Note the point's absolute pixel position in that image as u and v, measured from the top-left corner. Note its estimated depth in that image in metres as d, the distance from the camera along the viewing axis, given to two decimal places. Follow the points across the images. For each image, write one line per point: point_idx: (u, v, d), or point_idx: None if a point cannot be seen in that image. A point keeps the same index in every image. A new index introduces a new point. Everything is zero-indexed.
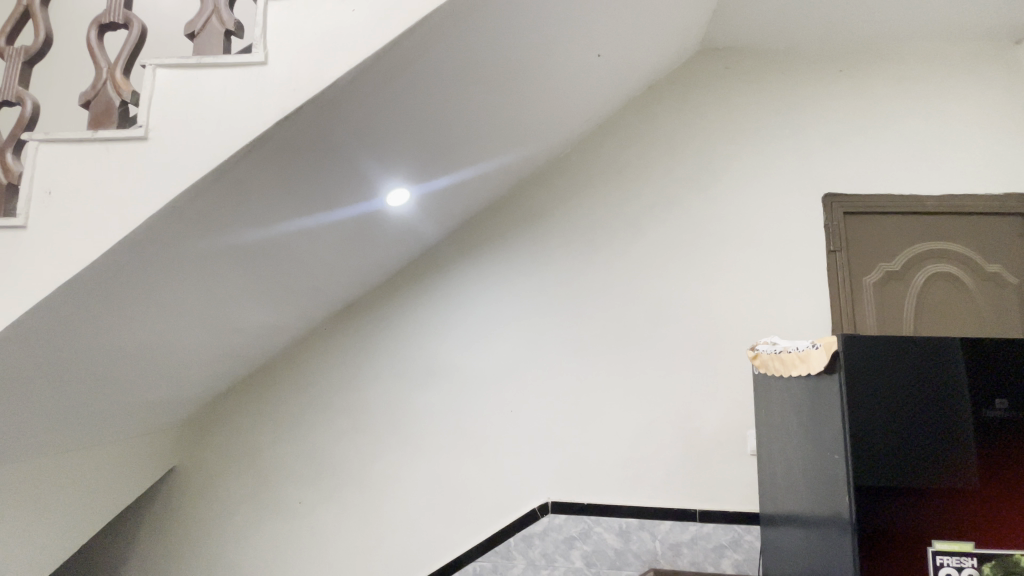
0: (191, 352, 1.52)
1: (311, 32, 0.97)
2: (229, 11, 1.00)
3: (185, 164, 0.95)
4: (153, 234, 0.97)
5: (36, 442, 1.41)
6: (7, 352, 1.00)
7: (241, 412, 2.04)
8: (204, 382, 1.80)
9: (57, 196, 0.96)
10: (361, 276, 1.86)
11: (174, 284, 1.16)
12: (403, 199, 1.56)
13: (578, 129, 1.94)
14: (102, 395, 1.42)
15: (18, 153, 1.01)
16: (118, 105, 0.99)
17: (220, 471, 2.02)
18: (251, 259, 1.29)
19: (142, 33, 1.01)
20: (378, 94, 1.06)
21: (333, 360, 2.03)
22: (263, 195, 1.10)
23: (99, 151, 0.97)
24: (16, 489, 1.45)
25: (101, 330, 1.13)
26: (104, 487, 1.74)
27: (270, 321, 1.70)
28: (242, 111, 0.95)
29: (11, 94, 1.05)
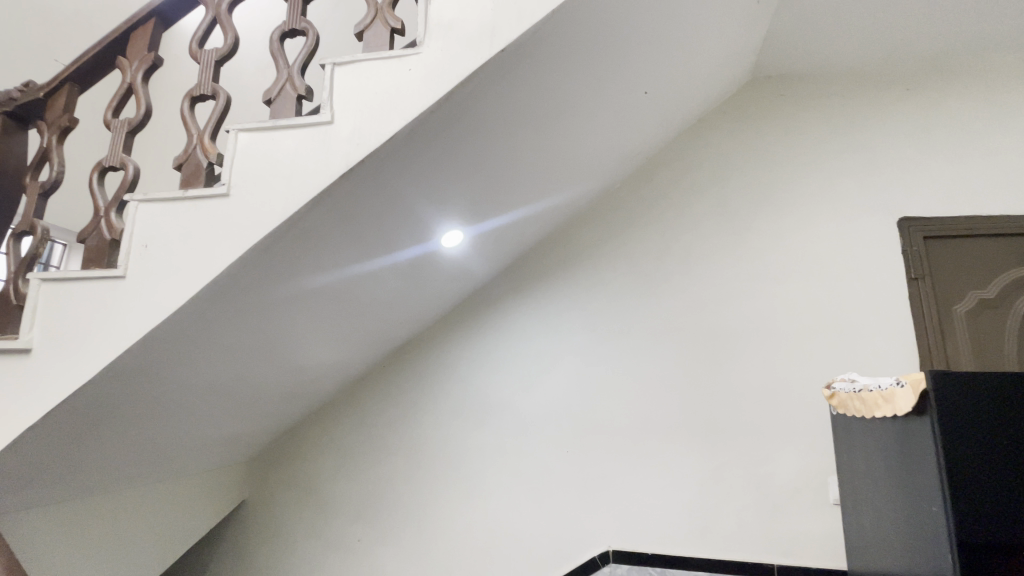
0: (261, 390, 1.61)
1: (372, 92, 1.04)
2: (301, 78, 1.10)
3: (261, 216, 1.02)
4: (231, 280, 1.06)
5: (125, 472, 1.52)
6: (104, 391, 1.09)
7: (305, 449, 2.12)
8: (271, 419, 1.89)
9: (150, 250, 1.06)
10: (416, 315, 1.92)
11: (248, 325, 1.24)
12: (457, 240, 1.61)
13: (627, 164, 1.94)
14: (181, 432, 1.52)
15: (121, 212, 1.13)
16: (205, 166, 1.10)
17: (287, 505, 2.09)
18: (318, 302, 1.37)
19: (226, 102, 1.13)
20: (433, 143, 1.12)
21: (392, 398, 2.08)
22: (329, 241, 1.17)
23: (188, 208, 1.06)
24: (108, 518, 1.57)
25: (183, 369, 1.22)
26: (183, 518, 1.85)
27: (333, 359, 1.77)
28: (312, 167, 1.03)
29: (116, 160, 1.18)
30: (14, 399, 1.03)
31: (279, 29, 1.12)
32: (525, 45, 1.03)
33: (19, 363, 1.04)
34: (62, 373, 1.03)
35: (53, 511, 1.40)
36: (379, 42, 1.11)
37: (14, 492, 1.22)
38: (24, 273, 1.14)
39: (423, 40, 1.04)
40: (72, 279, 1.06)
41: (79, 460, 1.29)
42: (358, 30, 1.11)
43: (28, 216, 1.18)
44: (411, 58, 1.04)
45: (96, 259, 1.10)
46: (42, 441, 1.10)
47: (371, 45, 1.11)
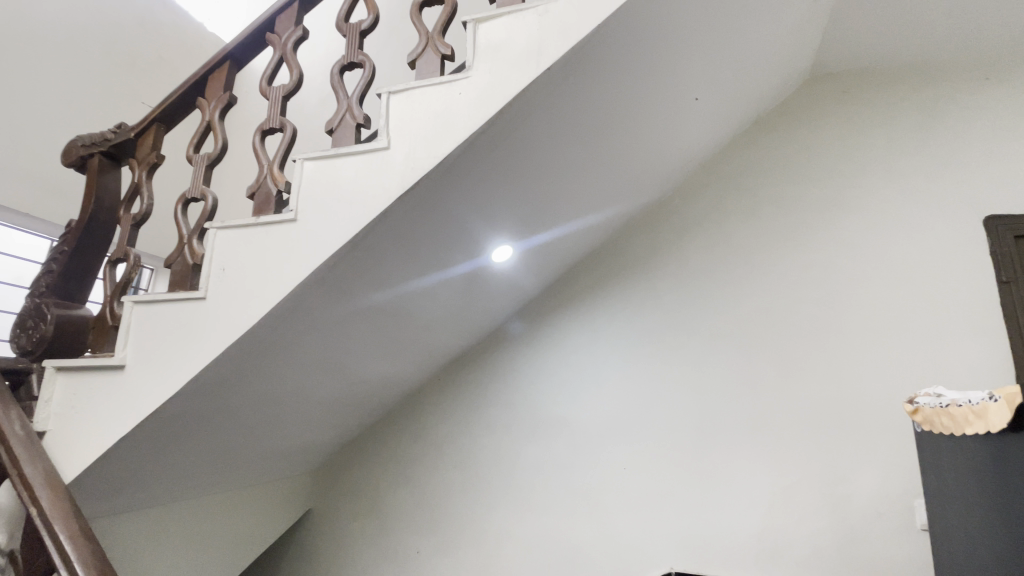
0: (325, 403, 1.68)
1: (425, 117, 1.08)
2: (359, 107, 1.17)
3: (326, 239, 1.09)
4: (299, 299, 1.12)
5: (205, 480, 1.63)
6: (189, 403, 1.19)
7: (364, 461, 2.20)
8: (334, 432, 1.98)
9: (227, 273, 1.14)
10: (469, 329, 1.95)
11: (314, 341, 1.31)
12: (508, 255, 1.64)
13: (679, 172, 1.91)
14: (253, 444, 1.62)
15: (201, 239, 1.23)
16: (275, 194, 1.18)
17: (349, 515, 2.16)
18: (377, 318, 1.43)
19: (293, 133, 1.21)
20: (483, 161, 1.15)
21: (447, 411, 2.12)
22: (387, 260, 1.22)
23: (260, 233, 1.14)
24: (189, 521, 1.69)
25: (256, 383, 1.31)
26: (256, 524, 1.96)
27: (390, 374, 1.83)
28: (371, 190, 1.08)
29: (197, 191, 1.29)
30: (111, 411, 1.14)
31: (339, 63, 1.19)
32: (572, 61, 1.05)
33: (115, 377, 1.15)
34: (151, 387, 1.13)
35: (143, 514, 1.53)
36: (431, 70, 1.16)
37: (111, 497, 1.33)
38: (119, 296, 1.26)
39: (472, 64, 1.08)
40: (159, 302, 1.16)
41: (166, 467, 1.40)
42: (411, 59, 1.17)
43: (122, 245, 1.31)
44: (461, 83, 1.07)
45: (180, 281, 1.21)
46: (135, 449, 1.21)
47: (424, 73, 1.16)
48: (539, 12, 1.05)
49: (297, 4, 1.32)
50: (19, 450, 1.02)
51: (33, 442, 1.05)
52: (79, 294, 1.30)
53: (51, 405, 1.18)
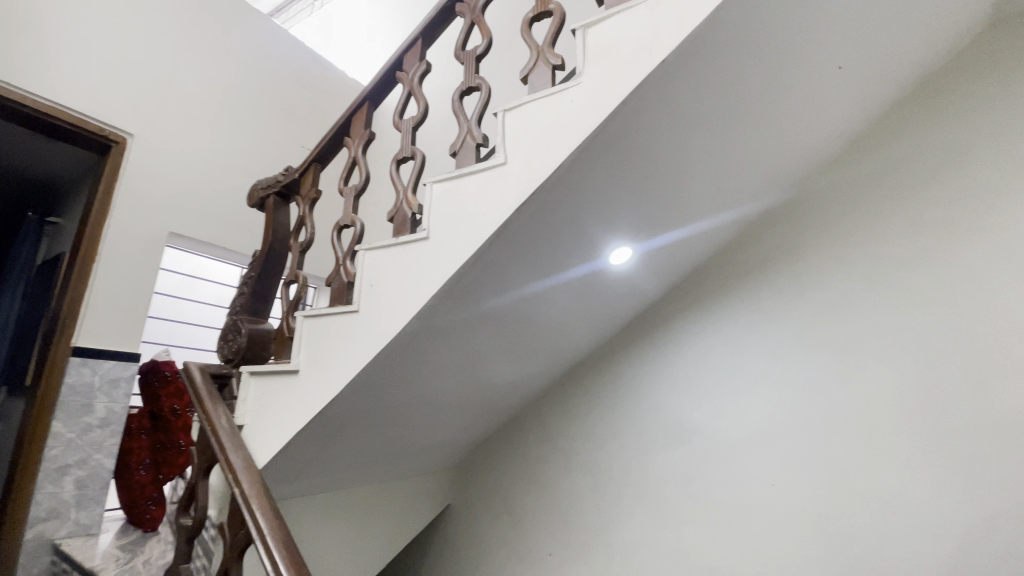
0: (460, 405, 1.81)
1: (539, 128, 1.12)
2: (479, 128, 1.25)
3: (455, 252, 1.18)
4: (433, 308, 1.23)
5: (363, 472, 1.86)
6: (349, 403, 1.36)
7: (496, 461, 2.32)
8: (467, 433, 2.11)
9: (374, 289, 1.30)
10: (591, 332, 1.95)
11: (447, 346, 1.42)
12: (627, 256, 1.61)
13: (820, 153, 1.71)
14: (400, 442, 1.80)
15: (353, 260, 1.41)
16: (410, 216, 1.32)
17: (485, 511, 2.29)
18: (502, 323, 1.50)
19: (422, 159, 1.33)
20: (600, 165, 1.15)
21: (573, 415, 2.15)
22: (509, 266, 1.28)
23: (398, 252, 1.28)
24: (353, 506, 1.93)
25: (400, 385, 1.45)
26: (404, 513, 2.17)
27: (517, 378, 1.90)
28: (492, 205, 1.15)
29: (347, 219, 1.48)
30: (290, 409, 1.35)
31: (458, 89, 1.28)
32: (688, 49, 1.01)
33: (291, 380, 1.37)
34: (319, 389, 1.32)
35: (317, 497, 1.79)
36: (543, 81, 1.20)
37: (292, 482, 1.59)
38: (293, 312, 1.51)
39: (584, 69, 1.09)
40: (323, 316, 1.36)
41: (334, 458, 1.62)
42: (523, 75, 1.22)
43: (293, 269, 1.55)
44: (572, 89, 1.09)
45: (338, 297, 1.40)
46: (308, 442, 1.42)
47: (536, 86, 1.20)
48: (649, 5, 1.03)
49: (420, 42, 1.45)
50: (226, 439, 1.26)
51: (235, 433, 1.29)
52: (263, 312, 1.57)
53: (246, 403, 1.44)
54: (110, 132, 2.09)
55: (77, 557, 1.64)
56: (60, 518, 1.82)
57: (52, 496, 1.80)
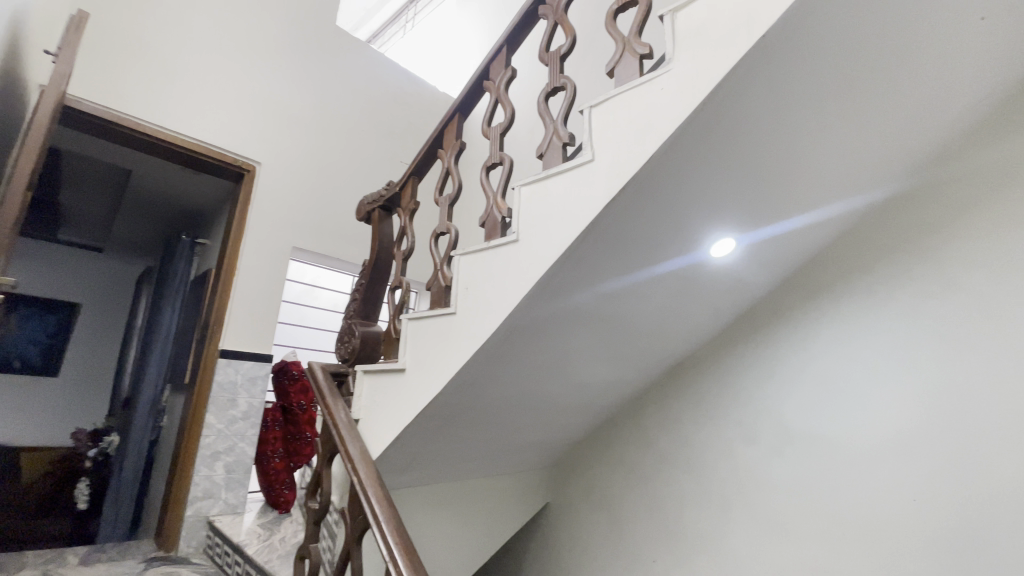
0: (557, 403, 1.83)
1: (627, 122, 1.11)
2: (565, 127, 1.27)
3: (545, 253, 1.20)
4: (527, 308, 1.26)
5: (466, 467, 1.95)
6: (452, 400, 1.45)
7: (594, 462, 2.31)
8: (564, 431, 2.13)
9: (469, 292, 1.37)
10: (690, 329, 1.87)
11: (541, 344, 1.45)
12: (729, 247, 1.52)
13: (960, 119, 1.48)
14: (500, 438, 1.87)
15: (449, 265, 1.50)
16: (500, 220, 1.37)
17: (584, 512, 2.29)
18: (595, 321, 1.49)
19: (510, 164, 1.38)
20: (695, 154, 1.11)
21: (673, 416, 2.08)
22: (602, 263, 1.28)
23: (491, 256, 1.33)
24: (459, 499, 2.03)
25: (498, 383, 1.51)
26: (505, 509, 2.24)
27: (612, 377, 1.88)
28: (581, 204, 1.15)
29: (442, 226, 1.56)
30: (398, 404, 1.47)
31: (543, 91, 1.30)
32: (789, 22, 0.94)
33: (399, 378, 1.48)
34: (424, 386, 1.41)
35: (427, 488, 1.92)
36: (630, 73, 1.18)
37: (403, 473, 1.72)
38: (398, 315, 1.63)
39: (674, 55, 1.06)
40: (425, 317, 1.46)
41: (439, 452, 1.72)
42: (609, 69, 1.21)
43: (397, 276, 1.68)
44: (662, 78, 1.06)
45: (437, 300, 1.49)
46: (416, 436, 1.53)
47: (622, 79, 1.19)
48: None
49: (505, 50, 1.50)
50: (344, 431, 1.40)
51: (352, 426, 1.43)
52: (373, 315, 1.72)
53: (361, 399, 1.58)
54: (243, 162, 2.42)
55: (227, 532, 1.91)
56: (213, 497, 2.12)
57: (206, 478, 2.11)
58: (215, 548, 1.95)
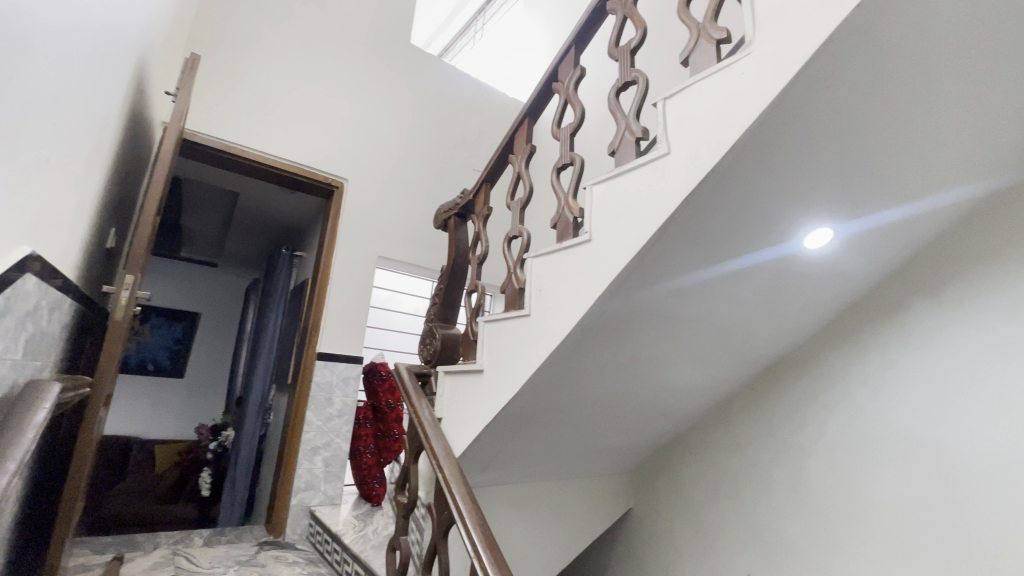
0: (638, 406, 1.78)
1: (704, 111, 1.06)
2: (637, 122, 1.24)
3: (619, 252, 1.17)
4: (603, 308, 1.24)
5: (546, 469, 1.96)
6: (531, 402, 1.46)
7: (680, 468, 2.22)
8: (646, 435, 2.06)
9: (543, 293, 1.37)
10: (782, 328, 1.74)
11: (618, 345, 1.42)
12: (826, 238, 1.39)
13: None
14: (580, 441, 1.86)
15: (523, 267, 1.52)
16: (572, 221, 1.36)
17: (670, 519, 2.21)
18: (676, 321, 1.43)
19: (581, 164, 1.36)
20: (783, 139, 1.03)
21: (766, 422, 1.95)
22: (683, 261, 1.22)
23: (564, 257, 1.33)
24: (540, 500, 2.04)
25: (576, 384, 1.49)
26: (587, 513, 2.22)
27: (696, 379, 1.79)
28: (657, 200, 1.11)
29: (515, 229, 1.58)
30: (477, 405, 1.51)
31: (613, 87, 1.27)
32: None
33: (477, 378, 1.52)
34: (501, 387, 1.44)
35: (509, 489, 1.95)
36: (706, 60, 1.12)
37: (484, 472, 1.76)
38: (475, 318, 1.68)
39: (754, 37, 0.99)
40: (501, 320, 1.49)
41: (519, 453, 1.74)
42: (683, 58, 1.16)
43: (472, 280, 1.73)
44: (741, 62, 1.00)
45: (512, 302, 1.52)
46: (495, 437, 1.56)
47: (697, 67, 1.14)
48: None
49: (573, 50, 1.49)
50: (429, 429, 1.46)
51: (435, 424, 1.48)
52: (451, 318, 1.78)
53: (442, 398, 1.64)
54: (332, 179, 2.62)
55: (327, 522, 2.07)
56: (313, 488, 2.30)
57: (308, 471, 2.30)
58: (316, 536, 2.12)
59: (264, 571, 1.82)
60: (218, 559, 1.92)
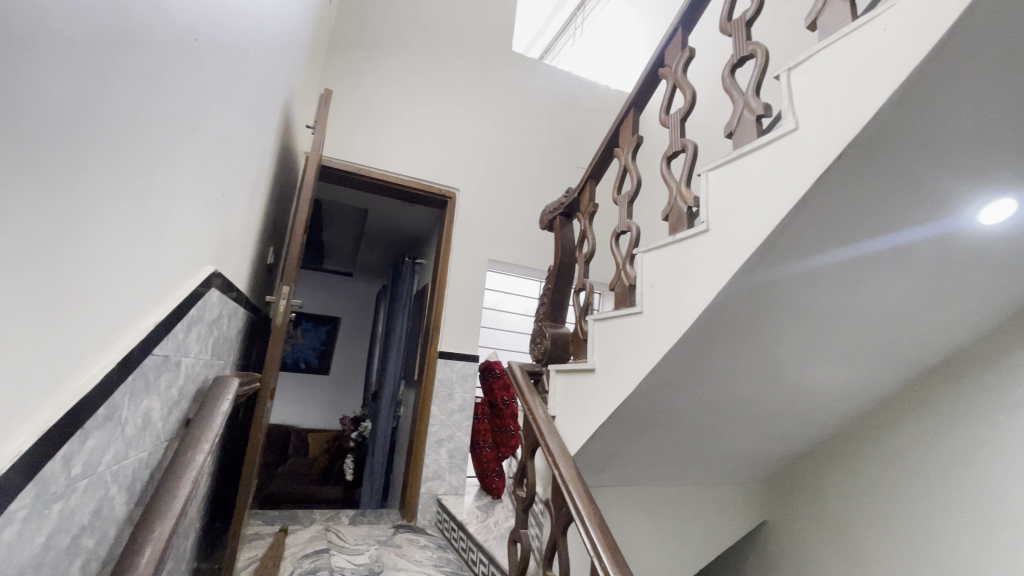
0: (768, 409, 1.62)
1: (839, 77, 0.93)
2: (758, 99, 1.13)
3: (741, 242, 1.08)
4: (725, 303, 1.16)
5: (667, 473, 1.88)
6: (647, 402, 1.41)
7: (824, 478, 1.99)
8: (781, 440, 1.87)
9: (656, 289, 1.32)
10: (951, 320, 1.46)
11: (743, 344, 1.31)
12: (1008, 211, 1.15)
13: None
14: (703, 445, 1.74)
15: (632, 263, 1.47)
16: (686, 211, 1.29)
17: (812, 534, 2.00)
18: (810, 316, 1.28)
19: (693, 149, 1.28)
20: (948, 97, 0.86)
21: (932, 432, 1.66)
22: (818, 247, 1.08)
23: (679, 250, 1.26)
24: (662, 505, 1.96)
25: (696, 385, 1.41)
26: (715, 523, 2.08)
27: (839, 382, 1.58)
28: (784, 181, 1.01)
29: (623, 224, 1.53)
30: (590, 405, 1.49)
31: (727, 64, 1.17)
32: None
33: (590, 378, 1.51)
34: (615, 386, 1.40)
35: (628, 491, 1.90)
36: (839, 19, 0.99)
37: (601, 472, 1.74)
38: (585, 317, 1.67)
39: None
40: (612, 318, 1.46)
41: (637, 454, 1.69)
42: (810, 21, 1.03)
43: (580, 278, 1.71)
44: (885, 16, 0.87)
45: (623, 300, 1.47)
46: (611, 438, 1.53)
47: (828, 28, 1.01)
48: None
49: (680, 31, 1.40)
50: (544, 427, 1.48)
51: (550, 421, 1.50)
52: (561, 317, 1.78)
53: (555, 397, 1.65)
54: (445, 189, 2.79)
55: (452, 511, 2.21)
56: (440, 478, 2.47)
57: (434, 461, 2.48)
58: (444, 523, 2.27)
59: (400, 552, 2.00)
60: (361, 537, 2.15)
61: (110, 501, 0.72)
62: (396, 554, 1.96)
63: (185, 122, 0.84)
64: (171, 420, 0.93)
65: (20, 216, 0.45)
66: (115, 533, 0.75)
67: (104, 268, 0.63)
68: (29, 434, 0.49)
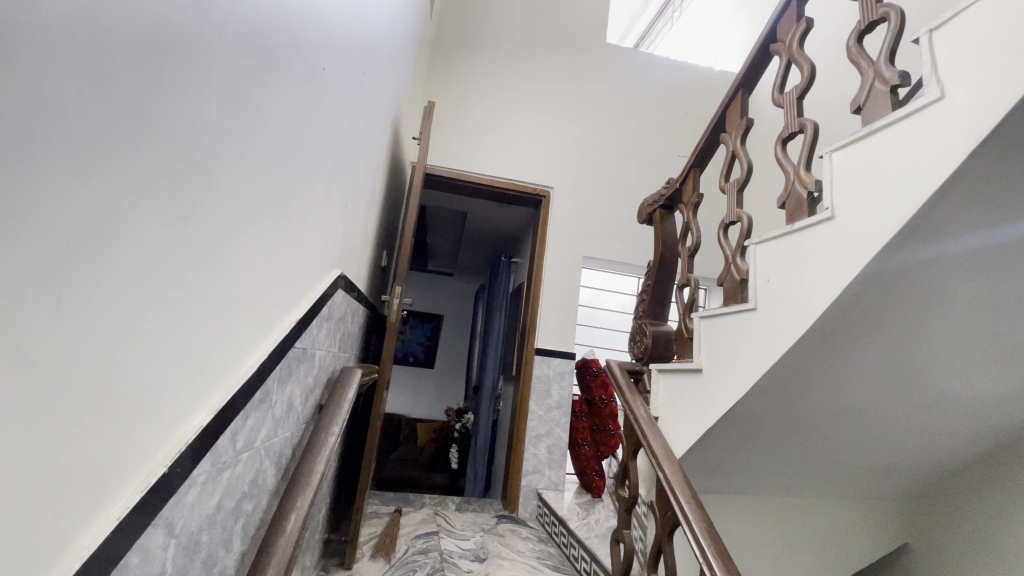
0: (909, 417, 1.42)
1: (996, 32, 0.79)
2: (892, 67, 1.00)
3: (874, 229, 0.97)
4: (853, 297, 1.04)
5: (785, 483, 1.73)
6: (761, 405, 1.31)
7: (984, 501, 1.70)
8: (926, 454, 1.63)
9: (771, 284, 1.22)
10: None
11: (876, 343, 1.16)
12: None
13: None
14: (828, 454, 1.58)
15: (743, 257, 1.37)
16: (805, 197, 1.17)
17: (970, 564, 1.72)
18: (962, 312, 1.10)
19: (813, 129, 1.16)
20: None
21: None
22: (971, 229, 0.93)
23: (798, 240, 1.16)
24: (780, 517, 1.81)
25: (819, 388, 1.28)
26: (845, 542, 1.86)
27: (1004, 388, 1.34)
28: (927, 158, 0.88)
29: (732, 215, 1.44)
30: (696, 405, 1.42)
31: (852, 32, 1.04)
32: None
33: (696, 378, 1.44)
34: (724, 388, 1.33)
35: (741, 499, 1.77)
36: None
37: (710, 477, 1.65)
38: (689, 313, 1.59)
39: None
40: (720, 314, 1.38)
41: (750, 461, 1.57)
42: None
43: (684, 273, 1.64)
44: None
45: (732, 295, 1.38)
46: (720, 442, 1.45)
47: None
48: None
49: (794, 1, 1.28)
50: (646, 426, 1.44)
51: (652, 422, 1.45)
52: (663, 314, 1.72)
53: (658, 397, 1.60)
54: (540, 189, 2.82)
55: (553, 505, 2.25)
56: (539, 473, 2.51)
57: (534, 456, 2.53)
58: (545, 517, 2.31)
59: (503, 541, 2.07)
60: (467, 524, 2.26)
61: (263, 473, 0.84)
62: (500, 543, 2.03)
63: (316, 144, 0.96)
64: (307, 406, 1.06)
65: (196, 229, 0.54)
66: (268, 500, 0.87)
67: (259, 275, 0.74)
68: (207, 412, 0.60)
